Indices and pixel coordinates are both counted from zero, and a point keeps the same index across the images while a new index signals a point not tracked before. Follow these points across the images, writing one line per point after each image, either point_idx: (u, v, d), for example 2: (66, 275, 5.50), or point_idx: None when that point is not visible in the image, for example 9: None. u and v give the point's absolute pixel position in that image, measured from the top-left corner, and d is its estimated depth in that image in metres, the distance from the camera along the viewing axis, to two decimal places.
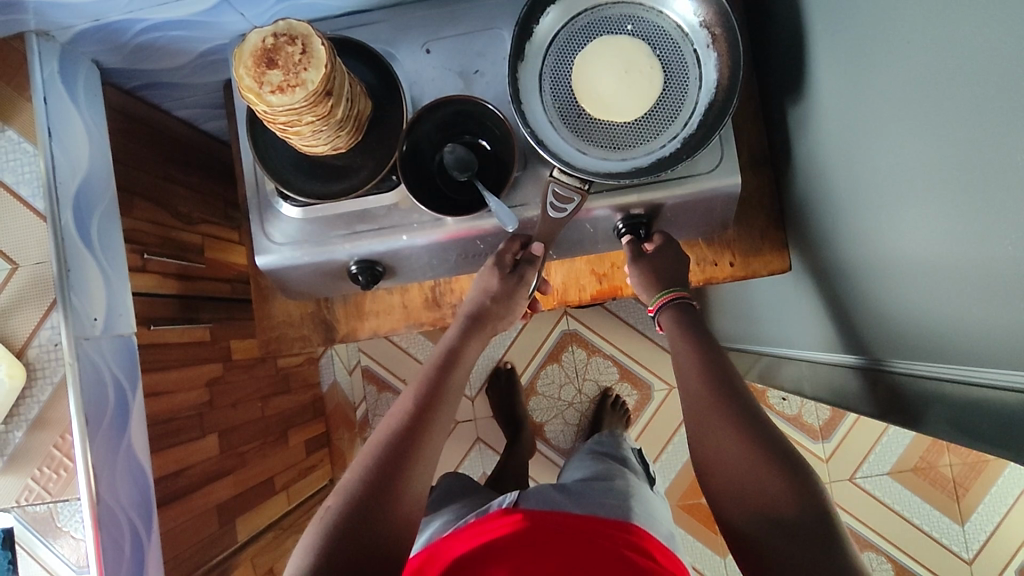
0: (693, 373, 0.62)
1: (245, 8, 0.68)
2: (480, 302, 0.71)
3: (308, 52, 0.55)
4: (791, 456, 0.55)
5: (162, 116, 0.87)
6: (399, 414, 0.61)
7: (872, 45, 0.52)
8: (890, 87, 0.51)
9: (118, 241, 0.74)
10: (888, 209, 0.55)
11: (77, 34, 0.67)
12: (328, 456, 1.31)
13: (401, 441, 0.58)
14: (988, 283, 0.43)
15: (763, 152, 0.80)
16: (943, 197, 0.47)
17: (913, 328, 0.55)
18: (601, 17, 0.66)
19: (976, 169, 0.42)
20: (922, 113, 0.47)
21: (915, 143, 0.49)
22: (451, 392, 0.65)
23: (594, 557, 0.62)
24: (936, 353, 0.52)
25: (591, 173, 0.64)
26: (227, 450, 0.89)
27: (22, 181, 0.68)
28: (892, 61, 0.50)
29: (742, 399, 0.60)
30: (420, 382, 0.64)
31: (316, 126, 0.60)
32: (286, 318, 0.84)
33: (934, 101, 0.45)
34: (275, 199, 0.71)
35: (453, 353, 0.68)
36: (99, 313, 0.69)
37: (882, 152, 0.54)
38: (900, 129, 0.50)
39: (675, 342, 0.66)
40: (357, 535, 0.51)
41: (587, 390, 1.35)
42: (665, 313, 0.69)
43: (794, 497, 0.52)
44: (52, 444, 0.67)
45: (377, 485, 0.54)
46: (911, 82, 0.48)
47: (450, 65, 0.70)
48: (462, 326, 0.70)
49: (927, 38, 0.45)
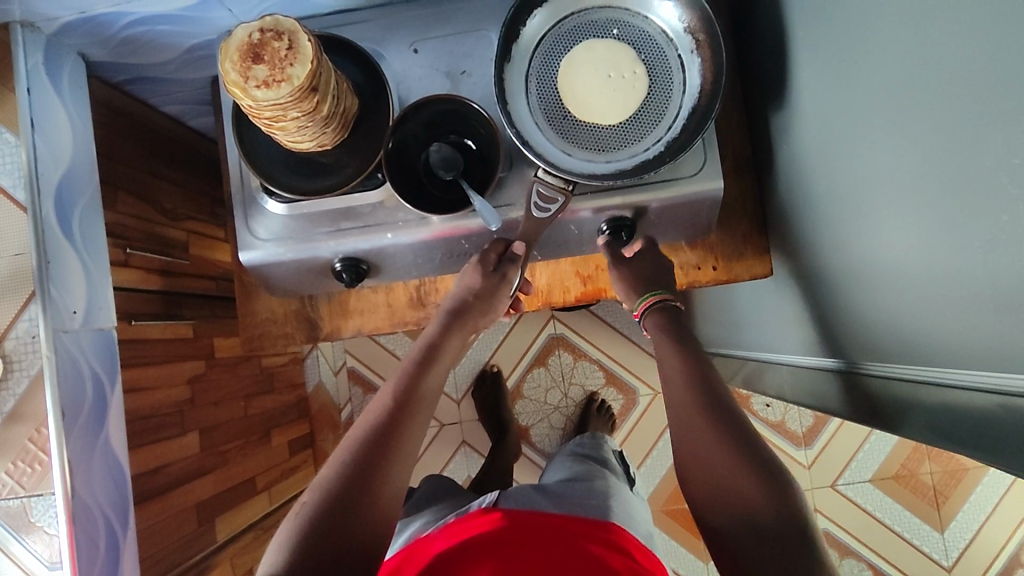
0: (683, 372, 0.63)
1: (233, 4, 0.68)
2: (462, 297, 0.71)
3: (293, 48, 0.58)
4: (769, 461, 0.55)
5: (148, 111, 0.87)
6: (379, 408, 0.61)
7: (851, 52, 0.53)
8: (867, 93, 0.52)
9: (100, 232, 0.72)
10: (865, 213, 0.56)
11: (64, 26, 0.68)
12: (314, 457, 1.31)
13: (382, 436, 0.58)
14: (958, 284, 0.44)
15: (747, 157, 0.81)
16: (917, 200, 0.47)
17: (887, 334, 0.56)
18: (587, 21, 0.66)
19: (949, 170, 0.43)
20: (898, 115, 0.48)
21: (891, 147, 0.49)
22: (431, 389, 0.65)
23: (574, 557, 0.62)
24: (908, 357, 0.53)
25: (575, 174, 0.64)
26: (208, 449, 0.89)
27: (3, 172, 0.66)
28: (868, 68, 0.51)
29: (723, 401, 0.61)
30: (400, 378, 0.64)
31: (301, 121, 0.62)
32: (270, 316, 0.82)
33: (911, 103, 0.46)
34: (260, 195, 0.71)
35: (434, 349, 0.68)
36: (79, 305, 0.67)
37: (860, 156, 0.55)
38: (878, 132, 0.51)
39: (658, 343, 0.67)
40: (336, 531, 0.51)
41: (572, 395, 1.35)
42: (651, 315, 0.69)
43: (769, 500, 0.53)
44: (28, 438, 0.64)
45: (356, 482, 0.54)
46: (888, 85, 0.48)
47: (437, 65, 0.70)
48: (443, 324, 0.70)
49: (905, 41, 0.45)
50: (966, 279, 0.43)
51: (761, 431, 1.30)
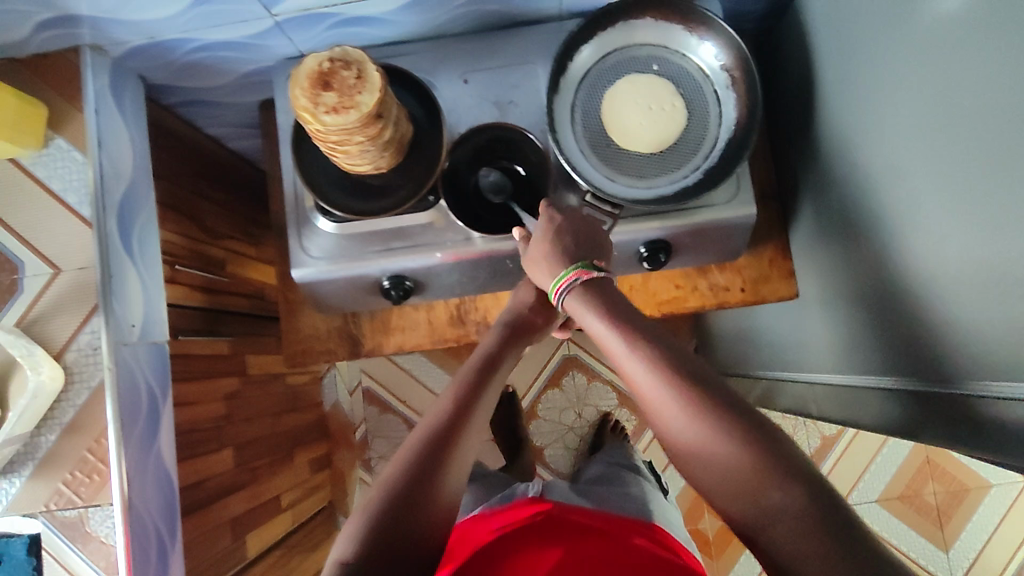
0: (632, 361, 0.55)
1: (294, 34, 0.72)
2: (518, 315, 0.75)
3: (362, 77, 0.61)
4: (774, 437, 0.48)
5: (194, 132, 0.90)
6: (439, 412, 0.62)
7: (897, 88, 0.57)
8: (913, 126, 0.56)
9: (155, 248, 0.74)
10: (910, 238, 0.60)
11: (130, 50, 0.70)
12: (331, 476, 1.31)
13: (444, 435, 0.60)
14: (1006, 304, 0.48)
15: (772, 186, 0.86)
16: (964, 224, 0.51)
17: (923, 350, 0.60)
18: (629, 57, 0.71)
19: (997, 197, 0.46)
20: (947, 147, 0.52)
21: (941, 177, 0.53)
22: (490, 395, 0.67)
23: (624, 546, 0.65)
24: (949, 373, 0.57)
25: (620, 199, 0.68)
26: (240, 464, 0.90)
27: (69, 189, 0.67)
28: (916, 103, 0.55)
29: (701, 374, 0.53)
30: (460, 382, 0.67)
31: (364, 145, 0.65)
32: (313, 332, 0.84)
33: (958, 138, 0.50)
34: (313, 214, 0.74)
35: (494, 359, 0.70)
36: (137, 319, 0.69)
37: (906, 185, 0.59)
38: (925, 163, 0.55)
39: (609, 323, 0.58)
40: (403, 522, 0.53)
41: (587, 416, 1.38)
42: (574, 291, 0.61)
43: (784, 483, 0.45)
44: (86, 449, 0.66)
45: (421, 476, 0.56)
46: (931, 121, 0.53)
47: (486, 95, 0.75)
48: (501, 335, 0.73)
49: (951, 82, 0.50)
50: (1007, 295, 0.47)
51: None
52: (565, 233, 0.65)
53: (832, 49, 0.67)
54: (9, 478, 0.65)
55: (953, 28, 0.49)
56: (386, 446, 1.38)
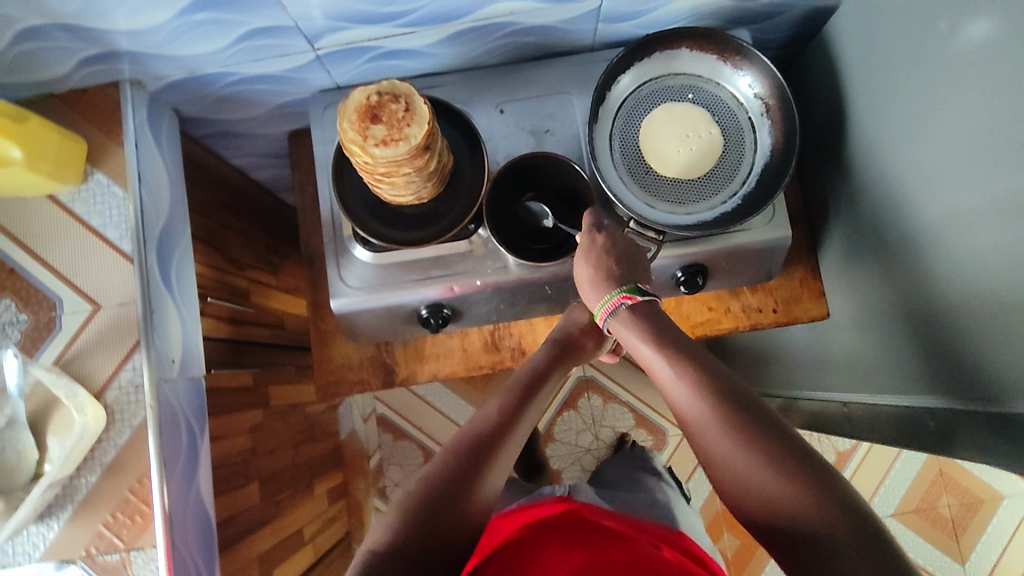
0: (672, 371, 0.57)
1: (333, 66, 0.72)
2: (567, 333, 0.74)
3: (410, 110, 0.62)
4: (819, 464, 0.49)
5: (219, 163, 0.90)
6: (484, 421, 0.61)
7: (940, 116, 0.59)
8: (959, 153, 0.58)
9: (191, 281, 0.73)
10: (952, 260, 0.61)
11: (169, 84, 0.70)
12: (347, 507, 1.28)
13: (488, 440, 0.59)
14: None
15: (797, 209, 0.88)
16: (1017, 245, 0.53)
17: (968, 369, 0.61)
18: (664, 86, 0.73)
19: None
20: (998, 172, 0.53)
21: (991, 199, 0.55)
22: (535, 408, 0.67)
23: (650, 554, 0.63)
24: (994, 394, 0.58)
25: (662, 225, 0.69)
26: (265, 499, 0.88)
27: (109, 224, 0.67)
28: (961, 130, 0.57)
29: (751, 399, 0.54)
30: (507, 392, 0.66)
31: (410, 176, 0.65)
32: (345, 361, 0.83)
33: (1008, 165, 0.52)
34: (351, 243, 0.73)
35: (541, 374, 0.69)
36: (177, 355, 0.68)
37: (947, 208, 0.60)
38: (972, 186, 0.57)
39: (658, 345, 0.59)
40: (439, 517, 0.53)
41: (603, 438, 1.38)
42: (622, 314, 0.64)
43: (826, 510, 0.46)
44: (128, 489, 0.64)
45: (461, 474, 0.56)
46: (983, 148, 0.55)
47: (522, 124, 0.76)
48: (551, 351, 0.72)
49: (1003, 111, 0.52)
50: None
51: None
52: (611, 253, 0.67)
53: (864, 78, 0.70)
54: (47, 521, 0.63)
55: (1002, 59, 0.51)
56: (400, 474, 1.37)
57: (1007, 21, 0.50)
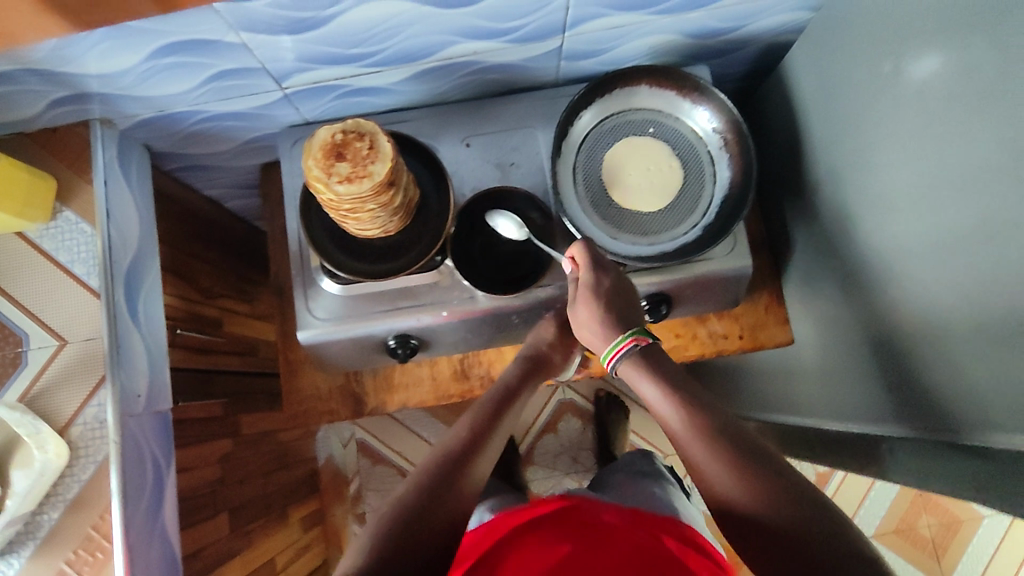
0: (663, 395, 0.60)
1: (301, 103, 0.74)
2: (536, 348, 0.74)
3: (375, 148, 0.63)
4: (797, 483, 0.51)
5: (189, 194, 0.91)
6: (455, 438, 0.62)
7: (892, 152, 0.61)
8: (911, 187, 0.60)
9: (160, 314, 0.73)
10: (905, 289, 0.63)
11: (139, 122, 0.72)
12: (324, 534, 1.27)
13: (461, 456, 0.60)
14: (1012, 359, 0.50)
15: (760, 236, 0.90)
16: (961, 278, 0.55)
17: (924, 397, 0.62)
18: (625, 121, 0.74)
19: (999, 255, 0.50)
20: (949, 209, 0.55)
21: (939, 232, 0.57)
22: (508, 422, 0.67)
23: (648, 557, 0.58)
24: (948, 424, 0.59)
25: (624, 256, 0.70)
26: (234, 530, 0.89)
27: (77, 260, 0.67)
28: (911, 165, 0.59)
29: (734, 425, 0.57)
30: (479, 407, 0.66)
31: (375, 212, 0.67)
32: (314, 392, 0.84)
33: (952, 202, 0.54)
34: (319, 275, 0.74)
35: (513, 389, 0.70)
36: (143, 390, 0.69)
37: (899, 238, 0.62)
38: (925, 222, 0.58)
39: (647, 377, 0.62)
40: (412, 532, 0.53)
41: (583, 461, 1.38)
42: (627, 360, 0.65)
43: (808, 526, 0.48)
44: (91, 525, 0.64)
45: (433, 490, 0.56)
46: (930, 183, 0.57)
47: (487, 158, 0.78)
48: (521, 367, 0.72)
49: (948, 151, 0.54)
50: (1004, 344, 0.51)
51: None
52: (614, 299, 0.67)
53: (820, 113, 0.72)
54: (6, 559, 0.63)
55: (944, 100, 0.53)
56: (378, 500, 1.37)
57: (946, 65, 0.52)
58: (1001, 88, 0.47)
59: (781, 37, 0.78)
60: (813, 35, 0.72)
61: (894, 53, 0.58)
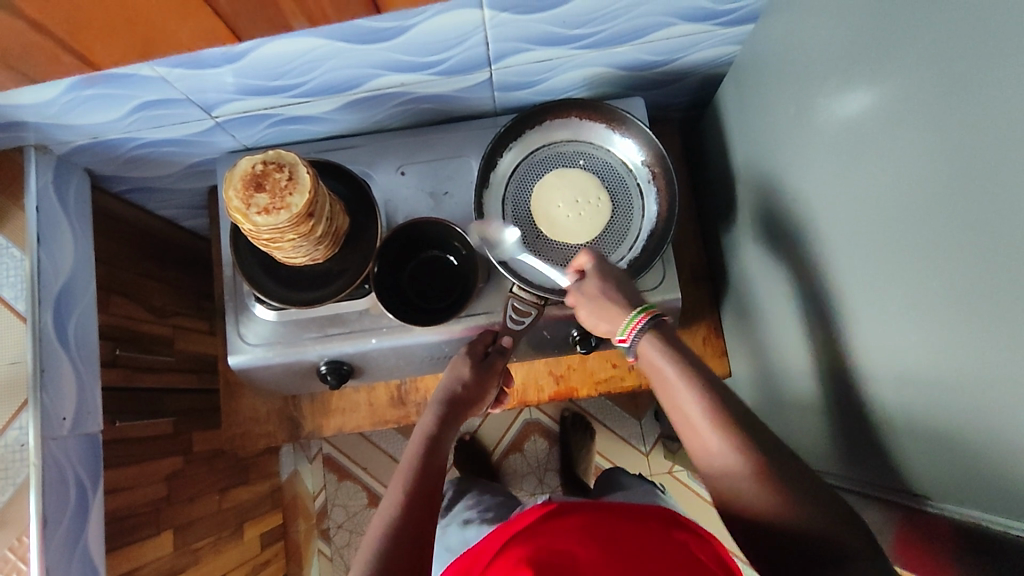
0: (682, 376, 0.56)
1: (236, 131, 0.75)
2: (453, 388, 0.72)
3: (293, 179, 0.63)
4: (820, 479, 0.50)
5: (143, 216, 0.92)
6: (392, 509, 0.60)
7: (814, 190, 0.60)
8: (827, 227, 0.58)
9: (93, 336, 0.76)
10: (824, 330, 0.62)
11: (75, 148, 0.73)
12: (284, 549, 1.30)
13: (402, 532, 0.58)
14: (928, 411, 0.48)
15: (705, 266, 0.89)
16: (874, 324, 0.53)
17: (849, 440, 0.61)
18: (556, 152, 0.75)
19: (903, 303, 0.49)
20: (862, 253, 0.53)
21: (848, 275, 0.56)
22: (437, 475, 0.66)
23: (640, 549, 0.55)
24: (871, 470, 0.57)
25: (547, 289, 0.69)
26: (181, 545, 0.87)
27: (5, 283, 0.69)
28: (828, 204, 0.58)
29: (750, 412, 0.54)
30: (409, 467, 0.65)
31: (297, 241, 0.66)
32: (252, 415, 0.86)
33: (863, 244, 0.53)
34: (251, 300, 0.76)
35: (437, 439, 0.69)
36: (69, 412, 0.70)
37: (817, 278, 0.62)
38: (841, 264, 0.57)
39: (663, 355, 0.58)
40: None
41: (548, 482, 1.37)
42: (649, 334, 0.60)
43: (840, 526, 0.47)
44: (7, 547, 0.64)
45: None
46: (844, 224, 0.55)
47: (422, 186, 0.78)
48: (439, 412, 0.71)
49: (861, 193, 0.52)
50: (910, 392, 0.49)
51: None
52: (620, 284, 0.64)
53: (754, 145, 0.71)
54: None
55: (857, 141, 0.52)
56: (343, 515, 1.38)
57: (865, 104, 0.50)
58: (902, 134, 0.46)
59: (717, 69, 0.77)
60: (743, 69, 0.71)
61: (812, 92, 0.58)
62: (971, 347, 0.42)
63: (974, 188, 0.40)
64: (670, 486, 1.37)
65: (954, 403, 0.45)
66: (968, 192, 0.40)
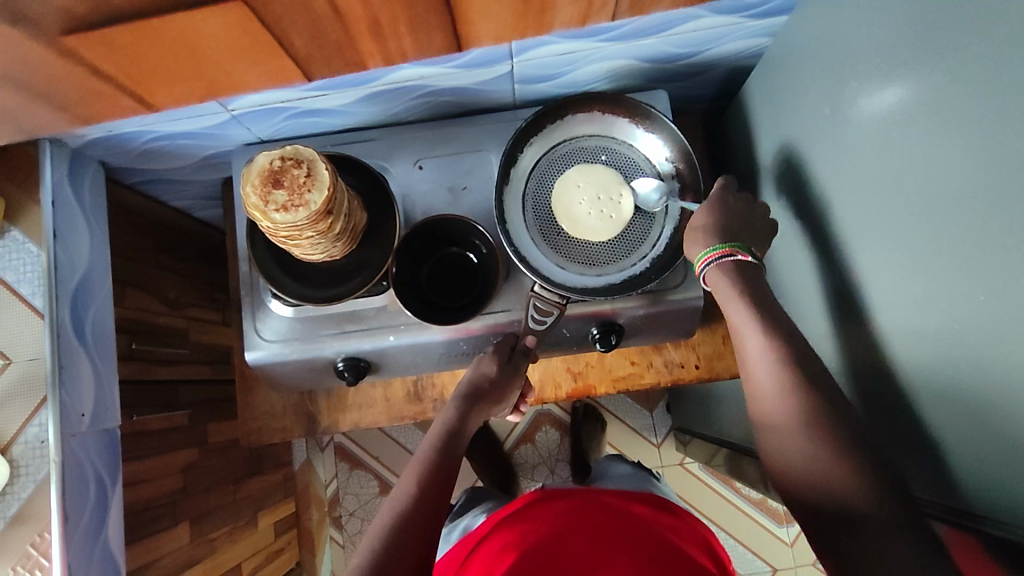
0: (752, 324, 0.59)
1: (252, 124, 0.74)
2: (476, 383, 0.73)
3: (312, 176, 0.61)
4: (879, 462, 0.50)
5: (159, 209, 0.91)
6: (404, 496, 0.61)
7: (846, 190, 0.58)
8: (858, 229, 0.57)
9: (108, 332, 0.75)
10: (851, 333, 0.61)
11: (90, 141, 0.71)
12: (298, 536, 1.31)
13: (411, 518, 0.59)
14: (960, 424, 0.46)
15: None
16: (906, 331, 0.52)
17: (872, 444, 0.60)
18: (578, 147, 0.73)
19: (938, 311, 0.47)
20: (896, 258, 0.52)
21: (880, 280, 0.54)
22: (453, 467, 0.66)
23: (643, 531, 0.61)
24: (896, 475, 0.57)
25: (569, 288, 0.69)
26: (198, 537, 0.87)
27: (22, 279, 0.70)
28: (860, 206, 0.56)
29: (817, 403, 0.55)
30: (425, 457, 0.66)
31: (315, 239, 0.65)
32: (269, 409, 0.86)
33: (897, 249, 0.51)
34: (268, 296, 0.75)
35: (456, 432, 0.70)
36: (88, 408, 0.70)
37: (845, 281, 0.60)
38: (874, 269, 0.55)
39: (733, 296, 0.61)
40: None
41: (559, 473, 1.37)
42: (718, 270, 0.63)
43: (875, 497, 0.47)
44: (30, 543, 0.66)
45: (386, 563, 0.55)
46: (877, 228, 0.54)
47: (441, 181, 0.76)
48: (461, 405, 0.72)
49: (896, 197, 0.51)
50: (939, 402, 0.48)
51: (738, 505, 1.35)
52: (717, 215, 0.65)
53: (782, 141, 0.70)
54: None
55: (892, 143, 0.50)
56: (355, 504, 1.38)
57: (896, 107, 0.49)
58: (941, 138, 0.44)
59: (744, 61, 0.75)
60: (772, 63, 0.69)
61: (845, 91, 0.56)
62: (1001, 361, 0.41)
63: (1013, 203, 0.38)
64: (682, 478, 1.37)
65: (982, 414, 0.44)
66: (1006, 206, 0.39)
